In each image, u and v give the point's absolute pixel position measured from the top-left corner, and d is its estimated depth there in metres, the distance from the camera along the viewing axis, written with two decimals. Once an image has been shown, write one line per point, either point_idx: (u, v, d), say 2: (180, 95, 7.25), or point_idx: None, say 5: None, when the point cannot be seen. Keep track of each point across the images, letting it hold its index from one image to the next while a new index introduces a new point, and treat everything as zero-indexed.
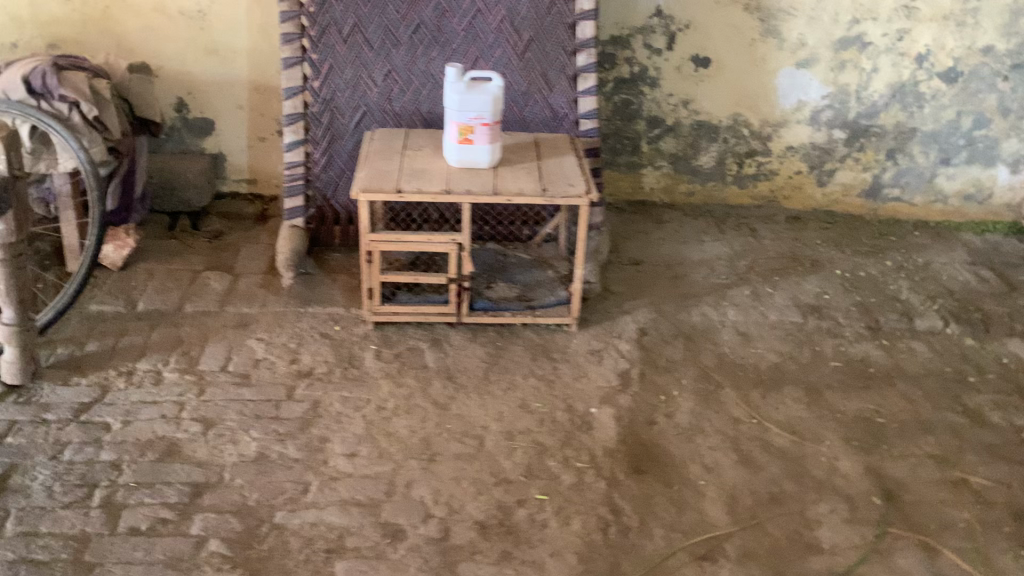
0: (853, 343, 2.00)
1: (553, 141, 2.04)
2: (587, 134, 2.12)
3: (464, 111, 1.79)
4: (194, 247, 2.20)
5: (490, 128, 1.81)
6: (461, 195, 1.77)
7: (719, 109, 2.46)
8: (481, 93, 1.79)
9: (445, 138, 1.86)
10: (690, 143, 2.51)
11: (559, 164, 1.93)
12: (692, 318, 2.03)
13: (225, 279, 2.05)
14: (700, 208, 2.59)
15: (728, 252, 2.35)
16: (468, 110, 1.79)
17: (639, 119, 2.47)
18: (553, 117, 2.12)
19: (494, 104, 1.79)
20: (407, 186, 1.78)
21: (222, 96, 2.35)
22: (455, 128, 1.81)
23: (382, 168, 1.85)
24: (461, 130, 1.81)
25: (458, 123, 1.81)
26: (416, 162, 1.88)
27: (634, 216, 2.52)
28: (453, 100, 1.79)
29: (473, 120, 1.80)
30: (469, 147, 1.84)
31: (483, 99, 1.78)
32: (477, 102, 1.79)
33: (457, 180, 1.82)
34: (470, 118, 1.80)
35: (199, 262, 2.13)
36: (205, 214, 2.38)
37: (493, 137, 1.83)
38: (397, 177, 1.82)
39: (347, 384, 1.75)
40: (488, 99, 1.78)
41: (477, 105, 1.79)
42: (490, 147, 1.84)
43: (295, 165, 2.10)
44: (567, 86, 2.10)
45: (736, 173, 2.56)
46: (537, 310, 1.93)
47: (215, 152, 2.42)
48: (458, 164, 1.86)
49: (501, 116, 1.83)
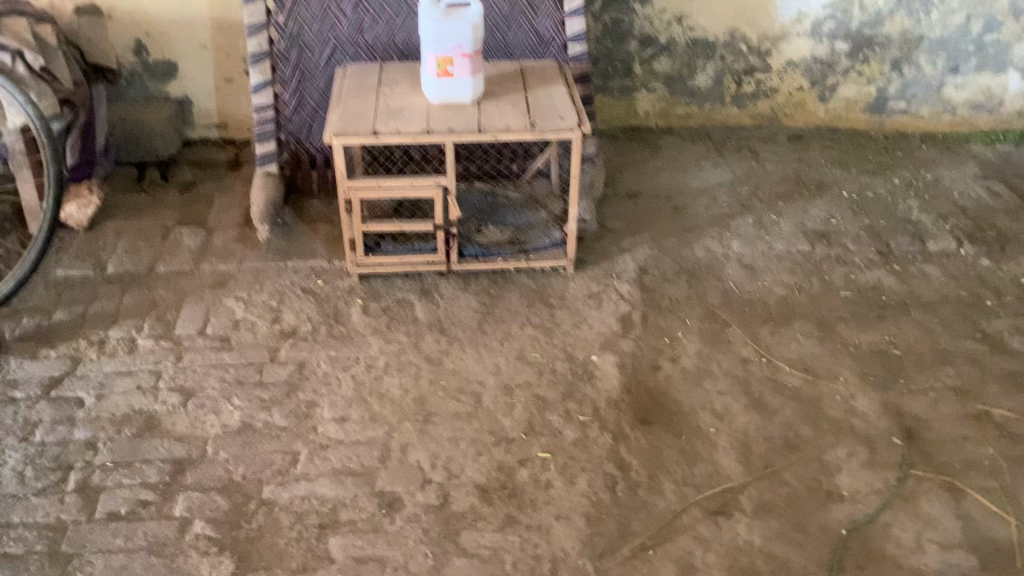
0: (864, 271, 1.90)
1: (540, 68, 1.90)
2: (577, 60, 1.98)
3: (441, 42, 1.65)
4: (165, 202, 2.09)
5: (471, 59, 1.66)
6: (442, 135, 1.65)
7: (715, 25, 2.31)
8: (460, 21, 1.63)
9: (423, 73, 1.71)
10: (685, 63, 2.36)
11: (548, 94, 1.80)
12: (695, 252, 1.92)
13: (199, 234, 1.94)
14: (698, 131, 2.46)
15: (729, 179, 2.23)
16: (445, 40, 1.64)
17: (631, 39, 2.31)
18: (539, 42, 1.98)
19: (473, 32, 1.64)
20: (384, 128, 1.65)
21: (183, 36, 2.18)
22: (433, 61, 1.67)
23: (356, 109, 1.72)
24: (439, 62, 1.66)
25: (435, 56, 1.66)
26: (392, 100, 1.75)
27: (628, 144, 2.40)
28: (429, 29, 1.63)
29: (452, 51, 1.65)
30: (450, 82, 1.69)
31: (461, 27, 1.62)
32: (455, 31, 1.63)
33: (438, 118, 1.69)
34: (448, 50, 1.65)
35: (170, 217, 2.01)
36: (175, 164, 2.25)
37: (475, 70, 1.68)
38: (373, 117, 1.69)
39: (334, 343, 1.65)
40: (466, 26, 1.63)
41: (455, 34, 1.63)
42: (472, 80, 1.69)
43: (264, 108, 1.96)
44: (553, 8, 1.94)
45: (734, 92, 2.42)
46: (530, 254, 1.83)
47: (180, 97, 2.27)
48: (438, 100, 1.73)
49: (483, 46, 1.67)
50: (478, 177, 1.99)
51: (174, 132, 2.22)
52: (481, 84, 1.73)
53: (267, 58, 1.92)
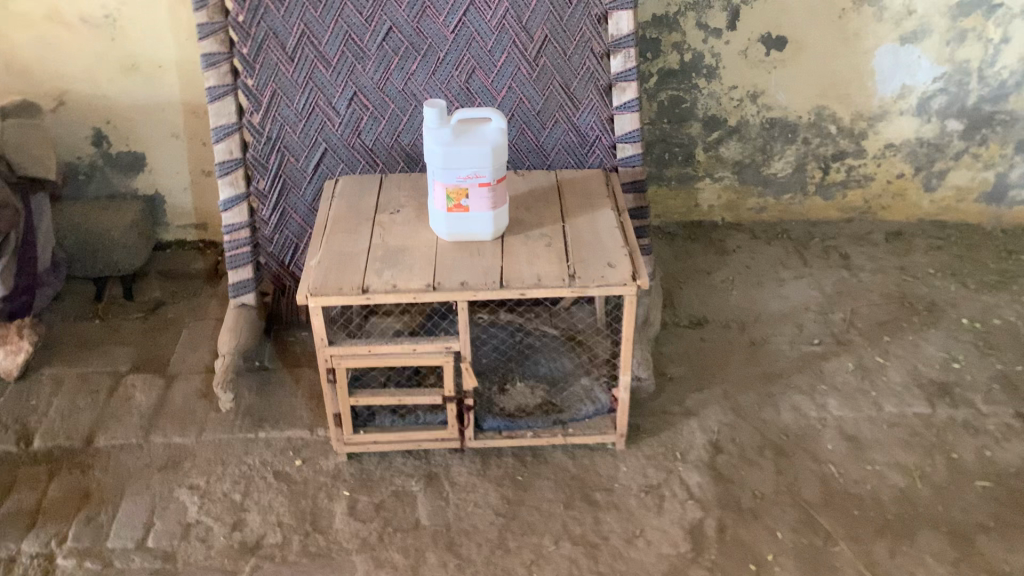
0: (1005, 443, 1.45)
1: (582, 179, 1.49)
2: (628, 164, 1.58)
3: (453, 169, 1.24)
4: (122, 332, 1.70)
5: (489, 189, 1.26)
6: (452, 291, 1.23)
7: (797, 102, 1.88)
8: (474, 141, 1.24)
9: (429, 203, 1.31)
10: (759, 147, 1.93)
11: (593, 222, 1.37)
12: (782, 417, 1.49)
13: (154, 386, 1.55)
14: (774, 227, 2.02)
15: (819, 297, 1.79)
16: (457, 167, 1.24)
17: (692, 121, 1.90)
18: (580, 143, 1.58)
19: (495, 157, 1.24)
20: (375, 282, 1.25)
21: (152, 124, 1.80)
22: (441, 192, 1.27)
23: (342, 249, 1.31)
24: (449, 193, 1.26)
25: (444, 186, 1.26)
26: (390, 235, 1.34)
27: (690, 245, 1.96)
28: (435, 154, 1.24)
29: (466, 179, 1.25)
30: (463, 218, 1.29)
31: (478, 151, 1.23)
32: (470, 156, 1.23)
33: (448, 266, 1.28)
34: (460, 179, 1.25)
35: (124, 358, 1.62)
36: (143, 276, 1.86)
37: (495, 201, 1.28)
38: (362, 263, 1.28)
39: (308, 567, 1.25)
40: (485, 150, 1.23)
41: (470, 159, 1.23)
42: (492, 214, 1.29)
43: (237, 228, 1.56)
44: (598, 101, 1.54)
45: (819, 181, 1.98)
46: (568, 426, 1.40)
47: (151, 194, 1.89)
48: (449, 237, 1.32)
49: (506, 171, 1.27)
50: (505, 307, 1.56)
51: (141, 238, 1.84)
52: (505, 215, 1.32)
53: (239, 166, 1.52)
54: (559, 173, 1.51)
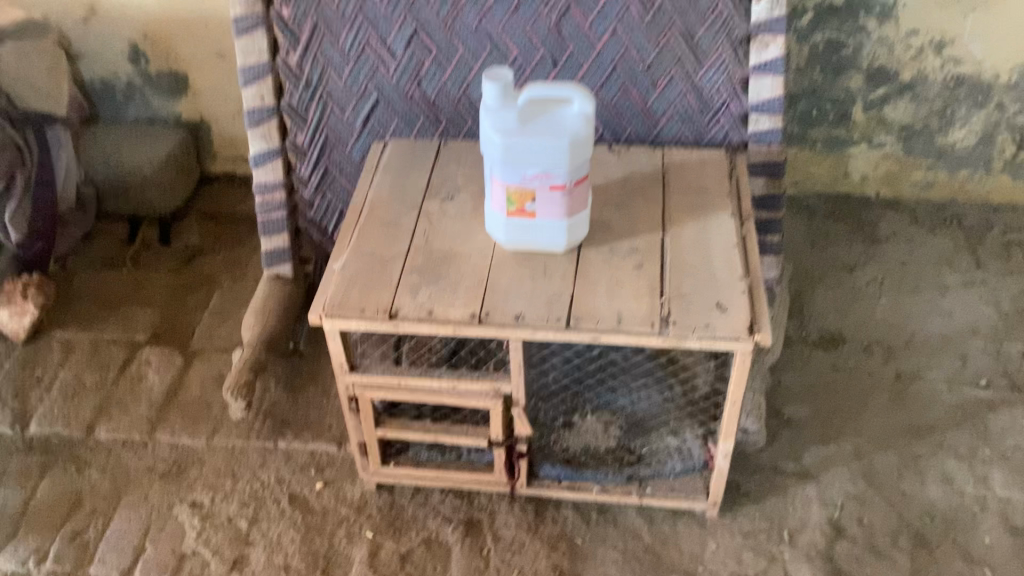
0: None
1: (696, 165, 1.14)
2: (760, 140, 1.21)
3: (517, 166, 0.93)
4: (150, 287, 1.49)
5: (564, 193, 0.95)
6: (503, 327, 0.95)
7: (997, 58, 1.45)
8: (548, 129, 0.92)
9: (486, 199, 1.01)
10: (937, 110, 1.51)
11: (704, 235, 1.04)
12: (927, 492, 1.16)
13: (171, 367, 1.34)
14: (941, 209, 1.61)
15: (991, 317, 1.41)
16: (523, 164, 0.93)
17: (853, 72, 1.48)
18: (700, 110, 1.22)
19: (573, 153, 0.91)
20: (409, 305, 0.97)
21: (194, 41, 1.53)
22: (502, 192, 0.96)
23: (374, 250, 1.03)
24: (511, 194, 0.95)
25: (506, 185, 0.95)
26: (437, 233, 1.05)
27: (830, 226, 1.59)
28: (494, 144, 0.92)
29: (534, 179, 0.94)
30: (529, 226, 0.99)
31: (550, 144, 0.91)
32: (540, 151, 0.91)
33: (504, 288, 0.98)
34: (526, 178, 0.94)
35: (147, 324, 1.41)
36: (182, 216, 1.64)
37: (572, 208, 0.96)
38: (395, 274, 1.01)
39: None
40: (561, 144, 0.90)
41: (539, 154, 0.92)
42: (567, 223, 0.98)
43: (270, 189, 1.29)
44: (729, 58, 1.17)
45: (1009, 157, 1.55)
46: (645, 484, 1.12)
47: (196, 121, 1.64)
48: (511, 244, 1.02)
49: (588, 170, 0.95)
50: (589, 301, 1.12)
51: (181, 174, 1.60)
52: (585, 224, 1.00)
53: (272, 115, 1.24)
54: (667, 153, 1.16)
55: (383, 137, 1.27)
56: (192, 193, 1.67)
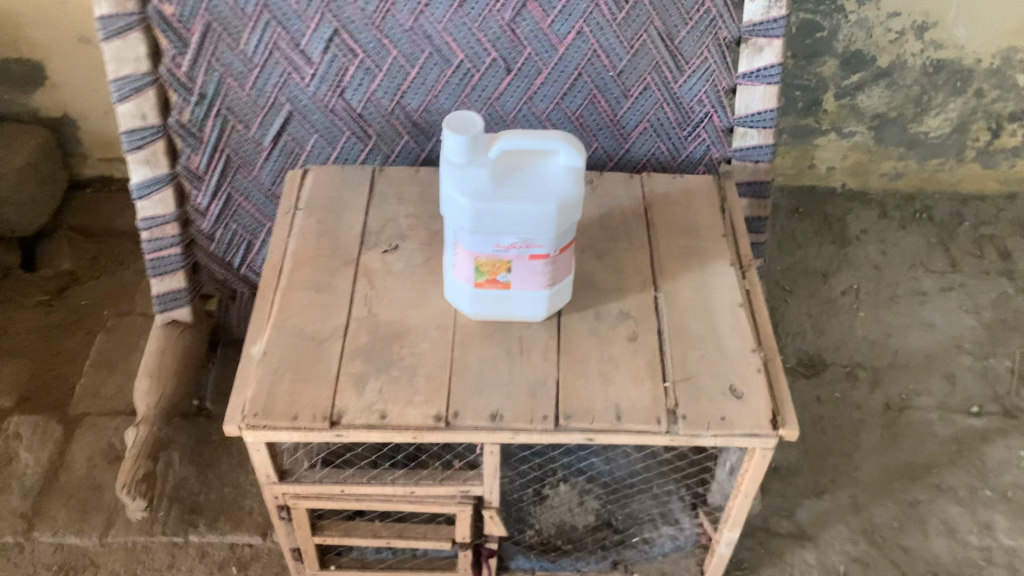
0: None
1: (681, 197, 0.96)
2: (746, 156, 1.05)
3: (490, 234, 0.73)
4: (15, 330, 1.23)
5: (548, 261, 0.76)
6: (474, 432, 0.76)
7: (980, 42, 1.31)
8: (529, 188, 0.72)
9: (443, 264, 0.80)
10: (913, 97, 1.37)
11: (704, 291, 0.87)
12: (930, 546, 1.05)
13: (48, 440, 1.10)
14: (911, 201, 1.49)
15: (974, 327, 1.30)
16: (498, 232, 0.73)
17: (826, 57, 1.32)
18: (679, 121, 1.04)
19: (561, 219, 0.72)
20: (353, 406, 0.77)
21: (48, 24, 1.24)
22: (469, 263, 0.76)
23: (303, 328, 0.82)
24: (482, 265, 0.76)
25: (475, 256, 0.75)
26: (381, 299, 0.85)
27: (798, 225, 1.45)
28: (461, 210, 0.72)
29: (512, 248, 0.74)
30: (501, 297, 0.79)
31: (535, 211, 0.71)
32: (521, 218, 0.72)
33: (473, 375, 0.79)
34: (501, 248, 0.74)
35: (14, 382, 1.16)
36: (50, 233, 1.37)
37: (555, 276, 0.78)
38: (332, 361, 0.80)
39: None
40: (548, 210, 0.71)
41: (520, 222, 0.72)
42: (548, 293, 0.79)
43: (159, 222, 1.05)
44: (716, 61, 0.98)
45: (982, 146, 1.44)
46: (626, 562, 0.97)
47: (60, 119, 1.35)
48: (478, 315, 0.82)
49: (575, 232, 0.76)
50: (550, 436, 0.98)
51: (44, 186, 1.32)
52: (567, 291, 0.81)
53: (159, 136, 0.99)
54: (647, 181, 0.98)
55: (299, 154, 1.05)
56: (60, 203, 1.40)
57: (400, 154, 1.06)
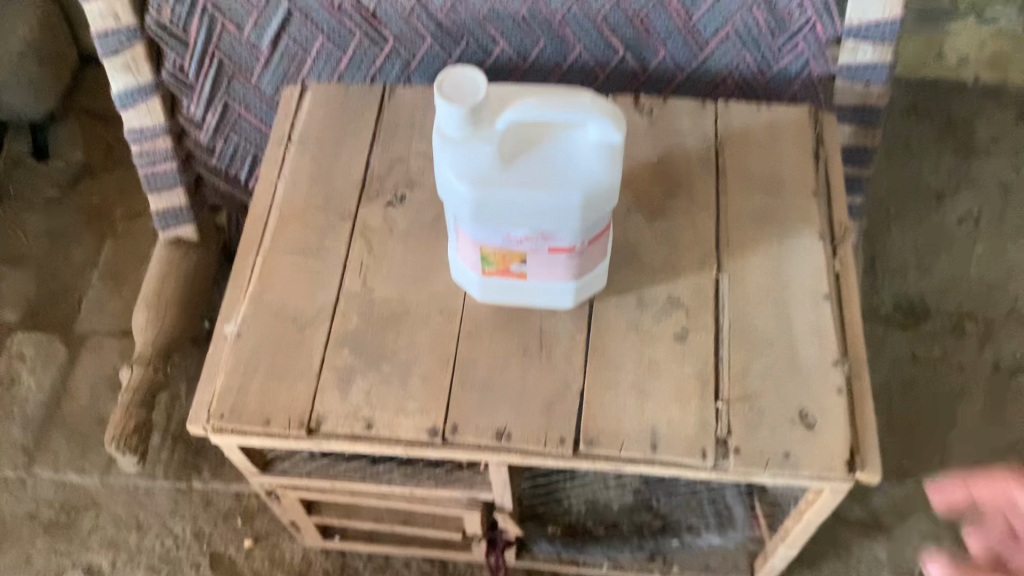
0: None
1: (764, 136, 0.76)
2: (854, 76, 0.82)
3: (495, 223, 0.57)
4: (23, 232, 1.14)
5: (572, 255, 0.59)
6: (476, 451, 0.64)
7: None
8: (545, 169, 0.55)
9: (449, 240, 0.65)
10: None
11: (782, 273, 0.69)
12: None
13: (51, 364, 1.03)
14: None
15: None
16: (505, 222, 0.57)
17: None
18: (771, 29, 0.81)
19: (586, 210, 0.55)
20: (335, 411, 0.64)
21: None
22: (473, 251, 0.60)
23: (283, 306, 0.69)
24: (490, 256, 0.60)
25: (479, 244, 0.59)
26: (379, 269, 0.70)
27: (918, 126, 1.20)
28: (459, 196, 0.56)
29: (526, 241, 0.58)
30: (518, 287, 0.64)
31: (549, 201, 0.54)
32: (533, 209, 0.55)
33: (479, 379, 0.65)
34: (510, 240, 0.58)
35: (19, 294, 1.09)
36: (61, 116, 1.24)
37: (583, 269, 0.61)
38: (316, 351, 0.67)
39: None
40: (567, 201, 0.54)
41: (531, 212, 0.55)
42: (575, 285, 0.63)
43: (150, 135, 0.91)
44: None
45: None
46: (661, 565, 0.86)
47: None
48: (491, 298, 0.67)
49: (610, 219, 0.59)
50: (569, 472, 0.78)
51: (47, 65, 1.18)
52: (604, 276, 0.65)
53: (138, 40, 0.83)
54: (722, 113, 0.78)
55: (301, 59, 0.87)
56: (72, 81, 1.25)
57: (423, 60, 0.87)
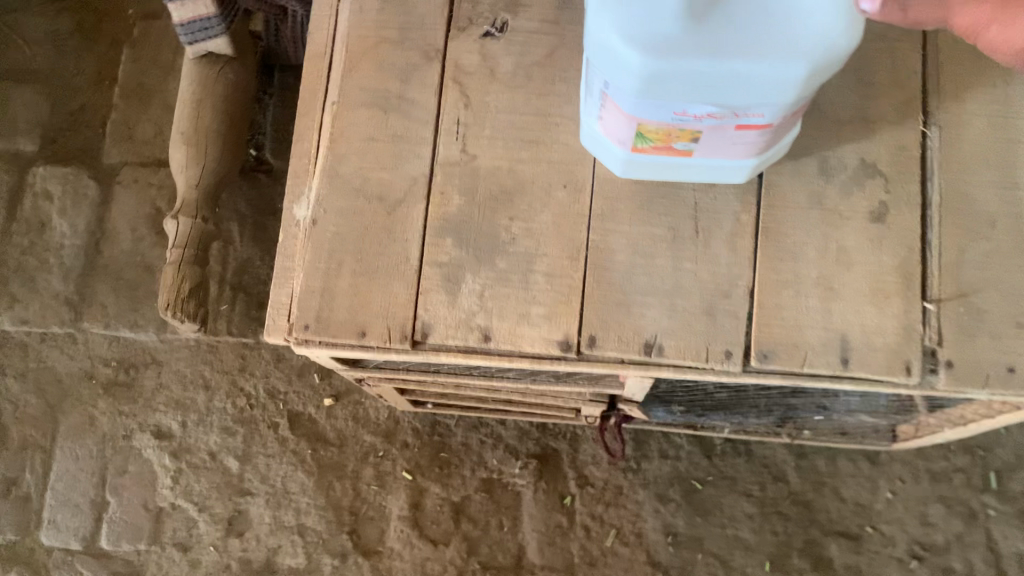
0: None
1: None
2: None
3: (668, 100, 0.41)
4: (21, 38, 0.96)
5: (766, 131, 0.43)
6: (619, 367, 0.51)
7: None
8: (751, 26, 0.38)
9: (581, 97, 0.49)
10: None
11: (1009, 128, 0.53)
12: None
13: (82, 205, 0.91)
14: None
15: None
16: (684, 98, 0.40)
17: None
18: None
19: (805, 82, 0.39)
20: (442, 319, 0.52)
21: None
22: (625, 125, 0.45)
23: (363, 182, 0.54)
24: (651, 132, 0.44)
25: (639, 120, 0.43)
26: (480, 128, 0.55)
27: None
28: (623, 64, 0.39)
29: (707, 119, 0.42)
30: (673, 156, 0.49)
31: (756, 73, 0.38)
32: (730, 85, 0.39)
33: (619, 276, 0.52)
34: (684, 116, 0.42)
35: (31, 117, 0.94)
36: None
37: (773, 143, 0.46)
38: (412, 240, 0.54)
39: None
40: (782, 74, 0.38)
41: (723, 89, 0.39)
42: (756, 159, 0.48)
43: None
44: None
45: None
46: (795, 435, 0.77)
47: None
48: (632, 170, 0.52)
49: None
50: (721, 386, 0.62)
51: None
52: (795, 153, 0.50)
53: None
54: None
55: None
56: None
57: None
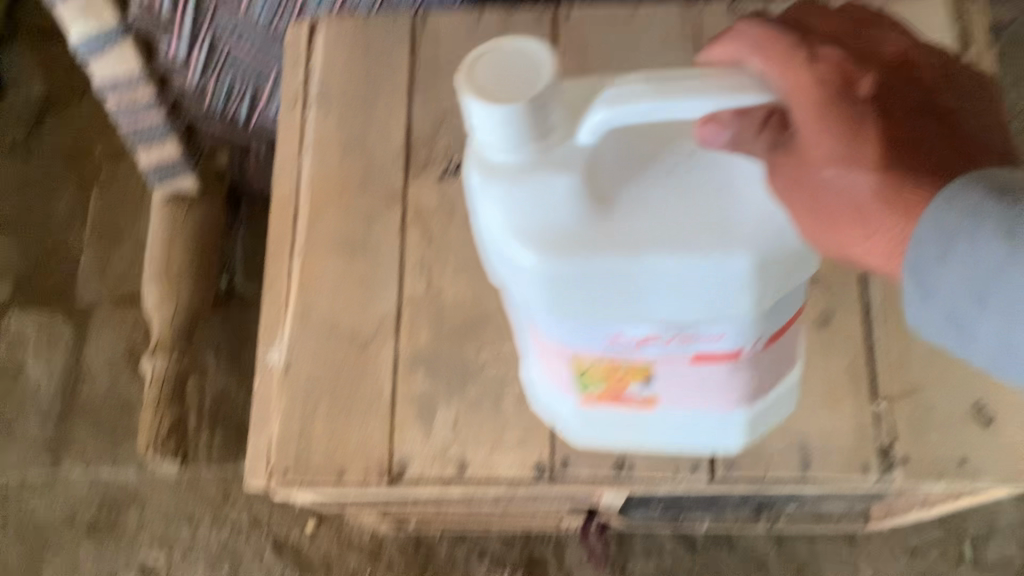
0: None
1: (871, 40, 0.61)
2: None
3: (555, 225, 0.36)
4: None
5: (728, 363, 0.42)
6: (595, 486, 0.53)
7: None
8: (650, 143, 0.36)
9: (528, 349, 0.49)
10: None
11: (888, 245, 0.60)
12: None
13: (58, 346, 0.92)
14: None
15: None
16: (571, 219, 0.36)
17: None
18: None
19: (747, 284, 0.37)
20: (417, 450, 0.54)
21: None
22: (567, 367, 0.43)
23: (335, 325, 0.57)
24: (599, 371, 0.43)
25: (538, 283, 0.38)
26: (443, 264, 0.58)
27: None
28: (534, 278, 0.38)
29: (657, 348, 0.40)
30: (603, 372, 0.43)
31: (675, 274, 0.37)
32: (652, 292, 0.37)
33: None
34: (587, 254, 0.36)
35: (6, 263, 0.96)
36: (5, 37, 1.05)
37: (748, 384, 0.45)
38: (384, 376, 0.55)
39: None
40: (708, 270, 0.36)
41: (651, 298, 0.38)
42: (739, 413, 0.48)
43: (130, 88, 0.72)
44: None
45: None
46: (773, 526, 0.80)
47: None
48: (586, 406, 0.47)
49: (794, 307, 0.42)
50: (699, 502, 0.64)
51: None
52: (745, 386, 0.44)
53: None
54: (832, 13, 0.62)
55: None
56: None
57: None
